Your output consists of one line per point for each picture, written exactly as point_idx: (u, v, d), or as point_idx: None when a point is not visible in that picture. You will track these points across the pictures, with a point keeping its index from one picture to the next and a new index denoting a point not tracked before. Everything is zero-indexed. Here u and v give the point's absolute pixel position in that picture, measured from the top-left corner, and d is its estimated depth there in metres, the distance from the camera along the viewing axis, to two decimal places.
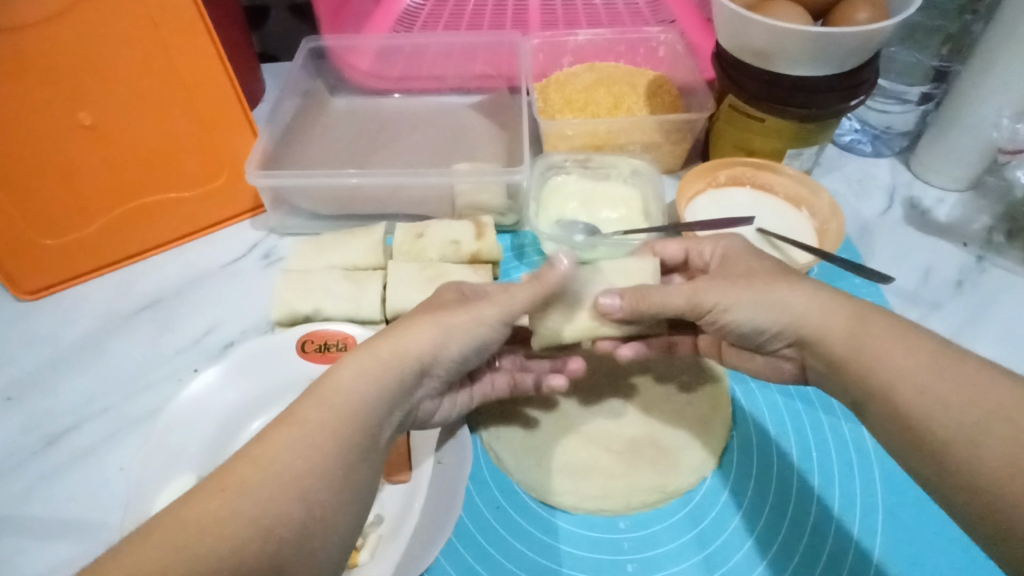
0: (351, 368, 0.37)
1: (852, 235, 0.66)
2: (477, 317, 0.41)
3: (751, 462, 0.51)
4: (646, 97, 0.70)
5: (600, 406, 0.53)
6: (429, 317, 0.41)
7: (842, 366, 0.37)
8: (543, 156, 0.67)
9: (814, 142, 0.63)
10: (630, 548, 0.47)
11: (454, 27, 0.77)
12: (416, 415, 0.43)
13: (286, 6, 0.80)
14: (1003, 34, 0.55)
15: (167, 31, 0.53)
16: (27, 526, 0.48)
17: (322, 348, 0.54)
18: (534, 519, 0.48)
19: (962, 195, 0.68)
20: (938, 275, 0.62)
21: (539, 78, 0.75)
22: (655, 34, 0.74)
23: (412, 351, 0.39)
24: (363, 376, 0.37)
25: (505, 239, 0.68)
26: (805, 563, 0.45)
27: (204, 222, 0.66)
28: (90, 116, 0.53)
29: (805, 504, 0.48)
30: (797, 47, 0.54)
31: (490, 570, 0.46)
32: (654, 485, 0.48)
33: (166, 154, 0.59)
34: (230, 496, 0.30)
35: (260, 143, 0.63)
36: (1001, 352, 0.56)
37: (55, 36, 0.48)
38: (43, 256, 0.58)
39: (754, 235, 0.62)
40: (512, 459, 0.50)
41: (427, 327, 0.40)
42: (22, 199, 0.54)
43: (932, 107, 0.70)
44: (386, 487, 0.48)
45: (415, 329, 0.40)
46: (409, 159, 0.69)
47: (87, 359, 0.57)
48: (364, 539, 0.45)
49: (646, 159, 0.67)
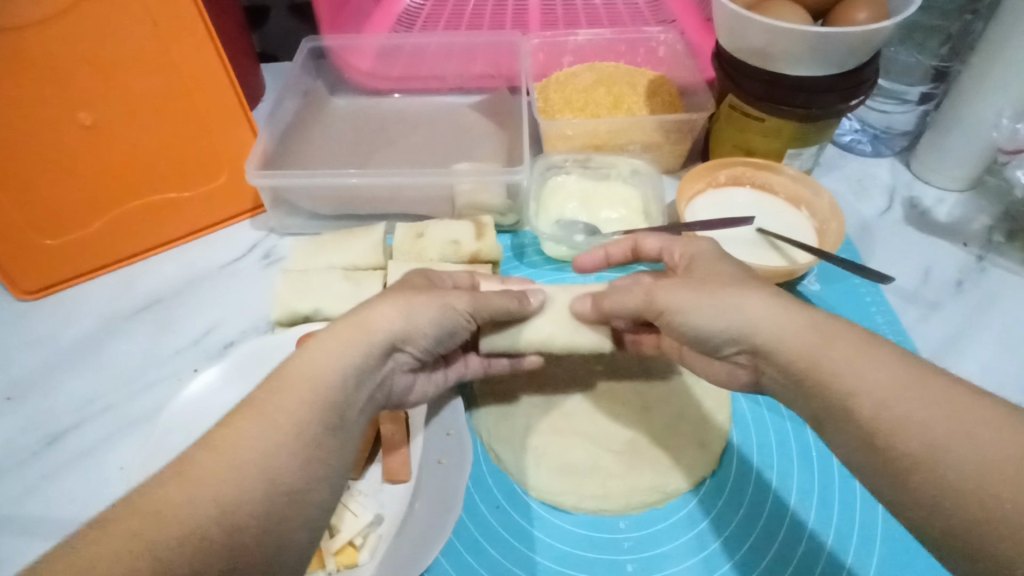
0: (328, 352, 0.36)
1: (852, 235, 0.66)
2: (443, 300, 0.42)
3: (751, 462, 0.51)
4: (646, 97, 0.70)
5: (585, 397, 0.54)
6: (395, 299, 0.40)
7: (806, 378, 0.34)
8: (543, 156, 0.67)
9: (814, 142, 0.63)
10: (630, 548, 0.46)
11: (454, 27, 0.77)
12: (392, 392, 0.43)
13: (286, 6, 0.80)
14: (1003, 34, 0.55)
15: (167, 30, 0.53)
16: (25, 526, 0.48)
17: None
18: (534, 520, 0.48)
19: (961, 195, 0.68)
20: (938, 275, 0.62)
21: (539, 78, 0.75)
22: (655, 34, 0.74)
23: (376, 327, 0.39)
24: (348, 371, 0.37)
25: (505, 239, 0.67)
26: (805, 563, 0.45)
27: (204, 222, 0.66)
28: (90, 116, 0.53)
29: (805, 504, 0.48)
30: (796, 47, 0.54)
31: (490, 571, 0.45)
32: (654, 485, 0.48)
33: (165, 154, 0.59)
34: (230, 493, 0.30)
35: (260, 143, 0.63)
36: (1002, 352, 0.56)
37: (55, 36, 0.48)
38: (42, 256, 0.58)
39: (754, 235, 0.62)
40: (512, 459, 0.50)
41: (396, 308, 0.40)
42: (21, 199, 0.54)
43: (931, 107, 0.70)
44: (386, 487, 0.48)
45: (378, 310, 0.39)
46: (409, 159, 0.69)
47: (86, 360, 0.57)
48: (363, 539, 0.45)
49: (646, 159, 0.67)
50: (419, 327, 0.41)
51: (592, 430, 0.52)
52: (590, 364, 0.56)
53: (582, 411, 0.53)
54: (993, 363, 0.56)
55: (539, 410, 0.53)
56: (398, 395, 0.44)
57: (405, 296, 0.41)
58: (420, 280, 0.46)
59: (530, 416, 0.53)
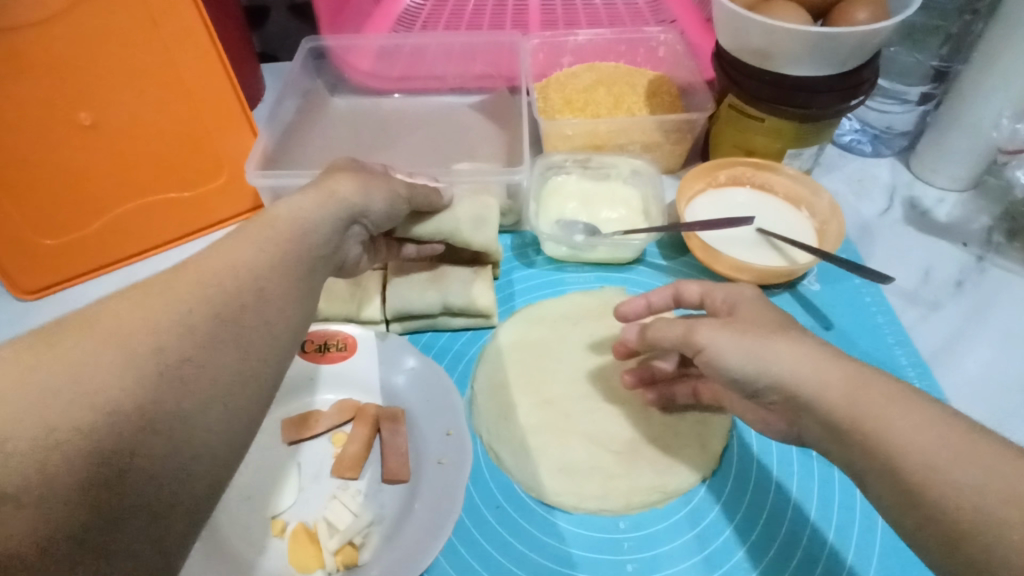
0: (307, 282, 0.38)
1: (852, 235, 0.66)
2: (391, 187, 0.47)
3: (751, 463, 0.50)
4: (646, 97, 0.70)
5: (583, 394, 0.54)
6: (349, 176, 0.45)
7: (823, 380, 0.35)
8: (543, 155, 0.67)
9: (813, 142, 0.63)
10: (630, 549, 0.46)
11: (454, 27, 0.77)
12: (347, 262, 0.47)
13: (286, 6, 0.80)
14: (1003, 34, 0.55)
15: (167, 30, 0.53)
16: None
17: (322, 348, 0.55)
18: (534, 520, 0.48)
19: (961, 195, 0.68)
20: (939, 275, 0.62)
21: (539, 78, 0.75)
22: (655, 35, 0.74)
23: (343, 197, 0.43)
24: None
25: (505, 239, 0.67)
26: (805, 563, 0.46)
27: (203, 222, 0.65)
28: (90, 116, 0.53)
29: (806, 506, 0.48)
30: (796, 47, 0.54)
31: (491, 572, 0.45)
32: (654, 485, 0.49)
33: (166, 153, 0.59)
34: None
35: (260, 142, 0.63)
36: (1002, 352, 0.56)
37: (55, 36, 0.48)
38: (41, 256, 0.58)
39: (753, 235, 0.62)
40: (512, 459, 0.50)
41: (359, 184, 0.45)
42: (21, 199, 0.54)
43: (932, 107, 0.70)
44: (385, 487, 0.48)
45: (339, 182, 0.44)
46: (409, 158, 0.69)
47: None
48: (363, 539, 0.45)
49: (646, 159, 0.67)
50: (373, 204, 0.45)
51: (590, 422, 0.53)
52: (593, 365, 0.56)
53: (579, 409, 0.53)
54: (992, 364, 0.56)
55: (539, 410, 0.53)
56: (350, 268, 0.48)
57: (356, 174, 0.45)
58: (347, 162, 0.49)
59: (530, 415, 0.53)
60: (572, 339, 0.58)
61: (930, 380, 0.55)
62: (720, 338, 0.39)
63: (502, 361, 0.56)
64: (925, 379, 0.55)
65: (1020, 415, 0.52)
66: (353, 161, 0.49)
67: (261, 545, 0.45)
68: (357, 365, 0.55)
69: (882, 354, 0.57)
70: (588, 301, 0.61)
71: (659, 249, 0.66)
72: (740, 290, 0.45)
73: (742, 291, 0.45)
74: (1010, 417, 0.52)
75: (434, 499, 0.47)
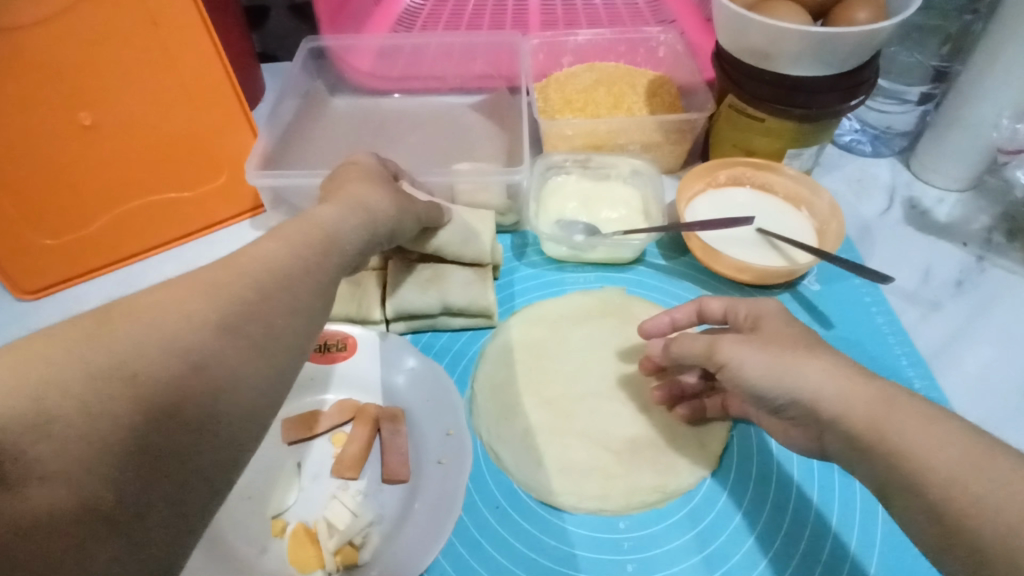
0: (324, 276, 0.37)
1: (852, 235, 0.66)
2: (415, 208, 0.51)
3: (751, 462, 0.50)
4: (646, 97, 0.70)
5: (583, 394, 0.54)
6: (380, 187, 0.48)
7: (835, 397, 0.36)
8: (543, 156, 0.67)
9: (813, 142, 0.63)
10: (630, 549, 0.46)
11: (454, 27, 0.77)
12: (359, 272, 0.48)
13: (286, 6, 0.80)
14: (1003, 34, 0.56)
15: (167, 30, 0.53)
16: None
17: (322, 348, 0.55)
18: (534, 519, 0.48)
19: (962, 195, 0.68)
20: (939, 275, 0.62)
21: (539, 78, 0.75)
22: (655, 35, 0.74)
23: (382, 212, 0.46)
24: None
25: (505, 239, 0.67)
26: (806, 562, 0.45)
27: (202, 222, 0.65)
28: (90, 116, 0.53)
29: (806, 504, 0.48)
30: (796, 47, 0.54)
31: (490, 571, 0.45)
32: (654, 485, 0.49)
33: (166, 153, 0.59)
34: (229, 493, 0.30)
35: (260, 143, 0.63)
36: (1003, 351, 0.56)
37: (55, 36, 0.49)
38: (41, 256, 0.58)
39: (754, 236, 0.62)
40: (512, 459, 0.50)
41: (377, 191, 0.47)
42: (21, 199, 0.54)
43: (931, 107, 0.70)
44: (385, 487, 0.48)
45: (375, 191, 0.47)
46: (408, 158, 0.69)
47: None
48: (362, 538, 0.45)
49: (646, 159, 0.67)
50: (383, 205, 0.46)
51: (590, 422, 0.53)
52: (594, 365, 0.56)
53: (579, 409, 0.53)
54: (992, 363, 0.56)
55: (540, 410, 0.53)
56: None
57: (384, 186, 0.49)
58: (374, 166, 0.52)
59: (531, 415, 0.53)
60: (572, 339, 0.58)
61: (930, 380, 0.55)
62: (743, 353, 0.40)
63: (502, 362, 0.56)
64: (925, 379, 0.55)
65: (1020, 414, 0.52)
66: (379, 164, 0.53)
67: (262, 546, 0.45)
68: (357, 366, 0.55)
69: (882, 354, 0.57)
70: (588, 301, 0.61)
71: (659, 249, 0.66)
72: (764, 304, 0.45)
73: (765, 305, 0.45)
74: (1009, 417, 0.52)
75: (434, 499, 0.47)
